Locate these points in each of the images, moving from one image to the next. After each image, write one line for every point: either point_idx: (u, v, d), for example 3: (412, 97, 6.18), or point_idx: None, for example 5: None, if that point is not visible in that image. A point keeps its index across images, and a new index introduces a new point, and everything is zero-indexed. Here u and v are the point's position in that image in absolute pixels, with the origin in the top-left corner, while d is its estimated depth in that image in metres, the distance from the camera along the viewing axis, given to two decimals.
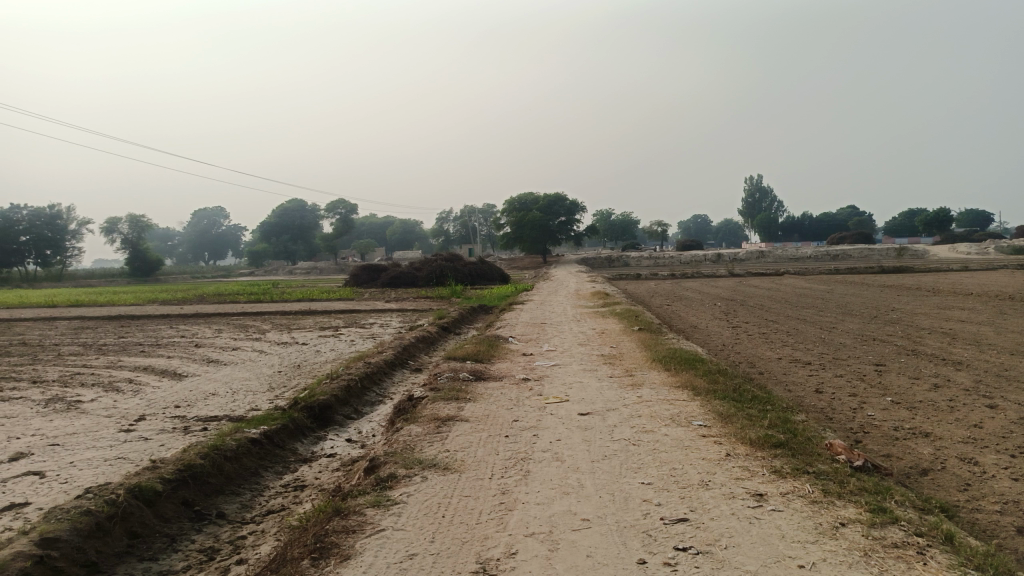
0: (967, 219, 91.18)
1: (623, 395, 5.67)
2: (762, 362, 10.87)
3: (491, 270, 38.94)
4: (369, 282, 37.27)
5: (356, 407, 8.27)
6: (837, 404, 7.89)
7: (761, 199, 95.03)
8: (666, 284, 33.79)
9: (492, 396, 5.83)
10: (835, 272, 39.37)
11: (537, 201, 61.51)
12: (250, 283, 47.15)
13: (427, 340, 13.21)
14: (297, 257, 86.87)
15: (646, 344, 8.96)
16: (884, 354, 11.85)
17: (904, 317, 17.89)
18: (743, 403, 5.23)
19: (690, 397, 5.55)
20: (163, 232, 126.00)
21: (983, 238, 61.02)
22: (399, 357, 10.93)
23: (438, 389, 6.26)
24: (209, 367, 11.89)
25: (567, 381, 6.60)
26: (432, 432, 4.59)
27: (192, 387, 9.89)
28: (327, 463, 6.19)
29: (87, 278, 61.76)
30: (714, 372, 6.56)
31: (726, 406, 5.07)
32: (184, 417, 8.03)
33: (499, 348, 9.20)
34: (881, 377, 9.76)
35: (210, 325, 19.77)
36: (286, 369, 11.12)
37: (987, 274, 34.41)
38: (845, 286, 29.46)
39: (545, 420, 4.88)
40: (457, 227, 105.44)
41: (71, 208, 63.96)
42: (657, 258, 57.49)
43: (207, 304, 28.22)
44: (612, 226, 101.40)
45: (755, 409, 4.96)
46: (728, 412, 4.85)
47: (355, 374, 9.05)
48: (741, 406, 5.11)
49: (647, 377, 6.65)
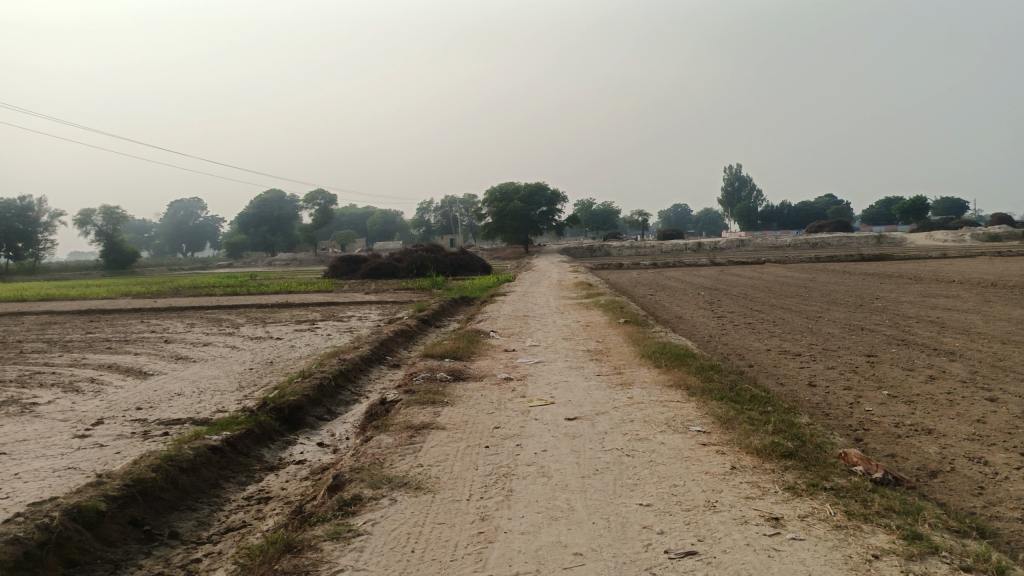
0: (944, 207, 91.90)
1: (613, 396, 5.28)
2: (751, 354, 10.53)
3: (473, 259, 38.44)
4: (349, 274, 36.67)
5: (329, 407, 7.84)
6: (832, 400, 7.55)
7: (742, 188, 95.19)
8: (649, 274, 33.57)
9: (472, 399, 5.40)
10: (816, 261, 39.30)
11: (518, 191, 61.05)
12: (228, 275, 46.40)
13: (406, 334, 12.77)
14: (277, 248, 85.74)
15: (634, 338, 8.58)
16: (874, 344, 11.58)
17: (890, 305, 17.67)
18: (742, 404, 4.86)
19: (685, 398, 5.16)
20: (139, 225, 124.06)
21: (961, 225, 61.49)
22: (376, 353, 10.49)
23: (413, 391, 5.82)
24: (177, 365, 11.34)
25: (551, 380, 6.21)
26: (405, 443, 4.16)
27: (156, 388, 9.36)
28: (295, 472, 5.76)
29: (60, 271, 60.41)
30: (708, 368, 6.20)
31: (726, 408, 4.71)
32: (145, 420, 7.53)
33: (479, 343, 8.78)
34: (874, 369, 9.46)
35: (183, 319, 19.10)
36: (257, 367, 10.61)
37: (966, 261, 34.44)
38: (828, 275, 29.35)
39: (529, 427, 4.48)
40: (437, 216, 104.58)
41: (43, 200, 62.55)
42: (639, 247, 57.22)
43: (181, 297, 27.51)
44: (594, 215, 101.22)
45: (757, 411, 4.61)
46: (729, 414, 4.49)
47: (328, 372, 8.61)
48: (741, 407, 4.75)
49: (637, 375, 6.26)
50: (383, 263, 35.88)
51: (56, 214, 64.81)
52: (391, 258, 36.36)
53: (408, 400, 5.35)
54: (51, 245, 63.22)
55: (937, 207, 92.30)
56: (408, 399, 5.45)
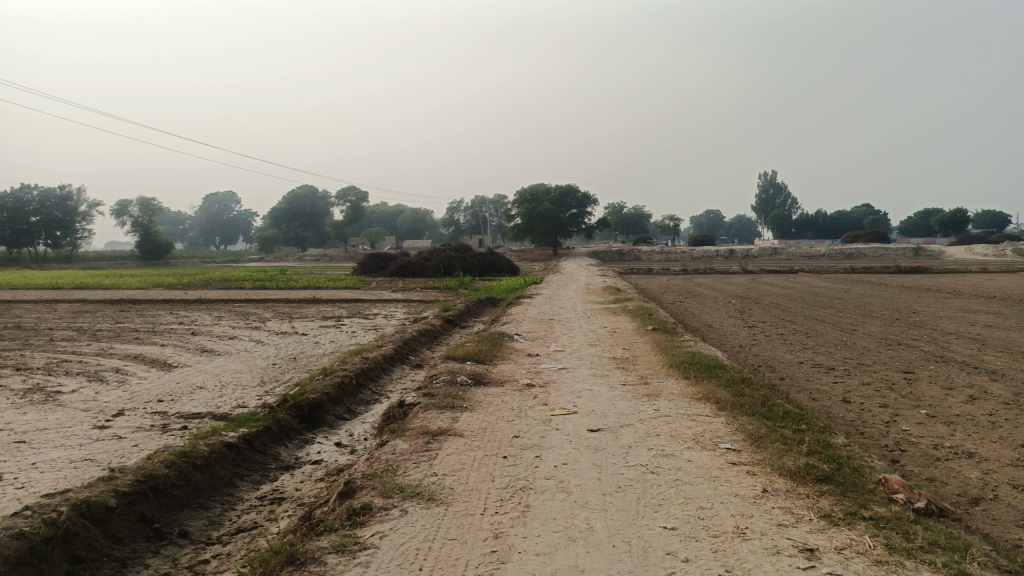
0: (985, 220, 89.73)
1: (639, 408, 5.09)
2: (782, 366, 10.23)
3: (501, 261, 38.33)
4: (377, 271, 36.77)
5: (349, 407, 7.74)
6: (867, 418, 7.25)
7: (775, 196, 93.87)
8: (678, 280, 33.16)
9: (492, 406, 5.25)
10: (850, 272, 38.51)
11: (549, 193, 60.83)
12: (258, 269, 46.80)
13: (430, 334, 12.65)
14: (307, 244, 86.45)
15: (661, 347, 8.37)
16: (910, 360, 11.20)
17: (928, 320, 17.15)
18: (775, 422, 4.63)
19: (714, 413, 4.95)
20: (174, 217, 126.10)
21: (1001, 240, 59.86)
22: (399, 352, 10.39)
23: (432, 395, 5.68)
24: (202, 357, 11.35)
25: (575, 388, 6.03)
26: (420, 450, 4.03)
27: (180, 380, 9.35)
28: (310, 472, 5.65)
29: (97, 260, 61.48)
30: (738, 381, 5.97)
31: (757, 425, 4.50)
32: (166, 413, 7.50)
33: (503, 347, 8.62)
34: (911, 386, 9.12)
35: (211, 312, 19.25)
36: (280, 363, 10.57)
37: (1007, 277, 33.44)
38: (863, 287, 28.69)
39: (549, 438, 4.31)
40: (467, 216, 104.75)
41: (82, 190, 63.74)
42: (668, 253, 56.65)
43: (211, 290, 27.76)
44: (623, 219, 100.66)
45: (790, 430, 4.39)
46: (761, 432, 4.28)
47: (350, 371, 8.52)
48: (773, 425, 4.53)
49: (664, 386, 6.05)
50: (411, 262, 35.92)
51: (94, 203, 66.09)
52: (419, 257, 36.40)
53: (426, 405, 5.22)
54: (88, 233, 64.40)
55: (977, 220, 90.17)
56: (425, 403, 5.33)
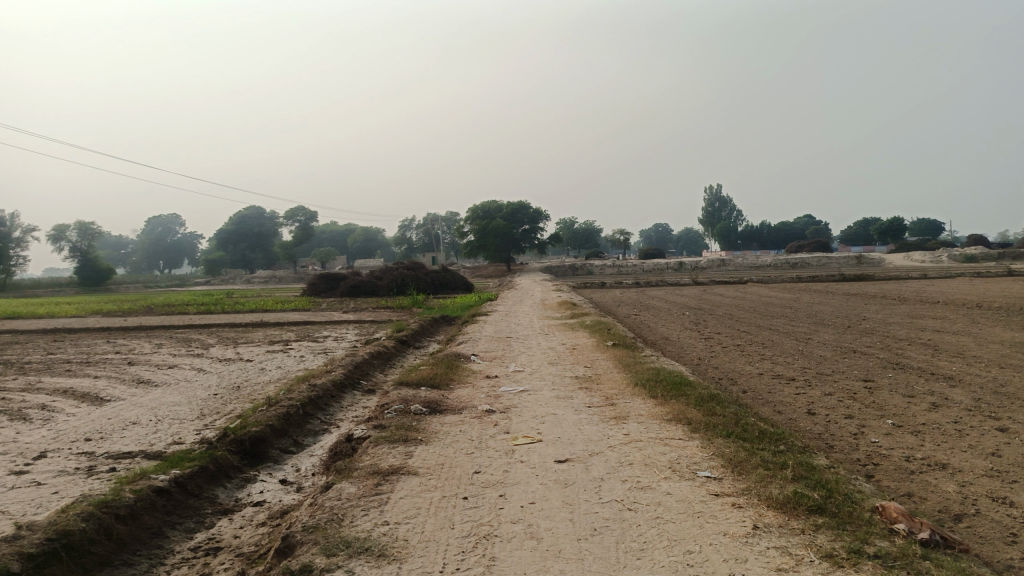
0: (921, 228, 92.92)
1: (608, 433, 4.76)
2: (744, 379, 10.06)
3: (454, 278, 37.90)
4: (327, 292, 35.94)
5: (295, 439, 7.24)
6: (834, 430, 7.08)
7: (722, 208, 95.70)
8: (632, 293, 33.25)
9: (449, 436, 4.85)
10: (798, 281, 39.19)
11: (500, 209, 60.71)
12: (203, 293, 45.39)
13: (382, 356, 12.17)
14: (255, 266, 84.52)
15: (624, 364, 8.08)
16: (869, 368, 11.18)
17: (879, 327, 17.33)
18: (752, 443, 4.36)
19: (687, 435, 4.65)
20: (115, 241, 122.23)
21: (937, 246, 61.98)
22: (349, 377, 9.90)
23: (384, 427, 5.25)
24: (138, 389, 10.64)
25: (538, 412, 5.68)
26: (369, 493, 3.62)
27: (111, 416, 8.67)
28: (251, 516, 5.15)
29: (32, 288, 58.91)
30: (707, 399, 5.70)
31: (736, 448, 4.21)
32: (92, 453, 6.87)
33: (459, 370, 8.21)
34: (873, 395, 9.04)
35: (150, 340, 18.32)
36: (223, 392, 9.97)
37: (946, 282, 34.42)
38: (812, 295, 29.10)
39: (513, 472, 3.95)
40: (419, 234, 104.01)
41: (16, 216, 61.16)
42: (620, 266, 56.93)
43: (153, 316, 26.60)
44: (575, 234, 101.18)
45: (770, 451, 4.12)
46: (741, 457, 4.01)
47: (296, 400, 8.01)
48: (752, 447, 4.26)
49: (631, 407, 5.74)
50: (362, 281, 35.19)
51: (28, 229, 63.43)
52: (371, 276, 35.71)
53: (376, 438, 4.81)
54: (22, 260, 61.69)
55: (914, 228, 93.35)
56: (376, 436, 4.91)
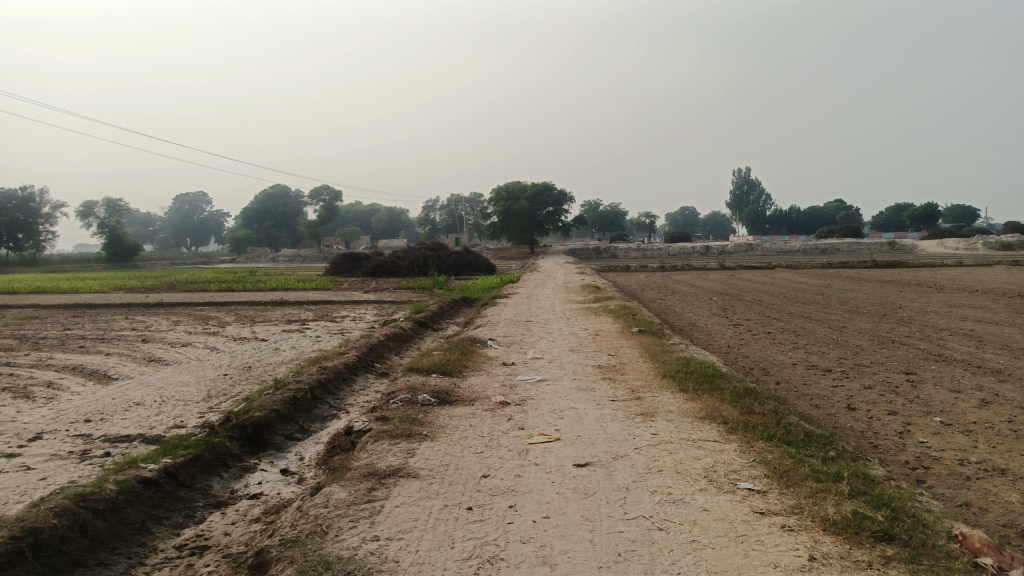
0: (956, 214, 90.54)
1: (634, 431, 4.32)
2: (776, 369, 9.53)
3: (477, 259, 37.48)
4: (349, 271, 35.76)
5: (301, 425, 6.88)
6: (877, 429, 6.53)
7: (749, 192, 94.17)
8: (657, 277, 32.65)
9: (458, 431, 4.45)
10: (827, 267, 38.16)
11: (525, 190, 60.06)
12: (227, 271, 45.42)
13: (399, 338, 11.79)
14: (280, 244, 84.85)
15: (650, 352, 7.60)
16: (909, 360, 10.57)
17: (916, 316, 16.60)
18: (798, 448, 3.90)
19: (722, 437, 4.19)
20: (143, 219, 123.60)
21: (973, 233, 60.35)
22: (363, 359, 9.52)
23: (387, 419, 4.85)
24: (147, 368, 10.36)
25: (556, 406, 5.23)
26: (359, 504, 3.26)
27: (116, 395, 8.38)
28: (246, 510, 4.78)
29: (62, 263, 59.62)
30: (743, 395, 5.21)
31: (780, 456, 3.76)
32: (89, 436, 6.55)
33: (474, 356, 7.77)
34: (916, 389, 8.45)
35: (169, 317, 18.14)
36: (233, 373, 9.66)
37: (983, 270, 33.30)
38: (843, 282, 28.21)
39: (527, 477, 3.55)
40: (444, 215, 103.74)
41: (45, 192, 61.88)
42: (645, 250, 56.15)
43: (174, 293, 26.54)
44: (600, 216, 100.27)
45: (820, 459, 3.66)
46: (788, 467, 3.57)
47: (304, 384, 7.64)
48: (800, 453, 3.80)
49: (659, 402, 5.25)
50: (385, 262, 34.92)
51: (58, 205, 64.19)
52: (394, 257, 35.43)
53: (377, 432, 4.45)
54: (52, 236, 62.58)
55: (948, 214, 91.04)
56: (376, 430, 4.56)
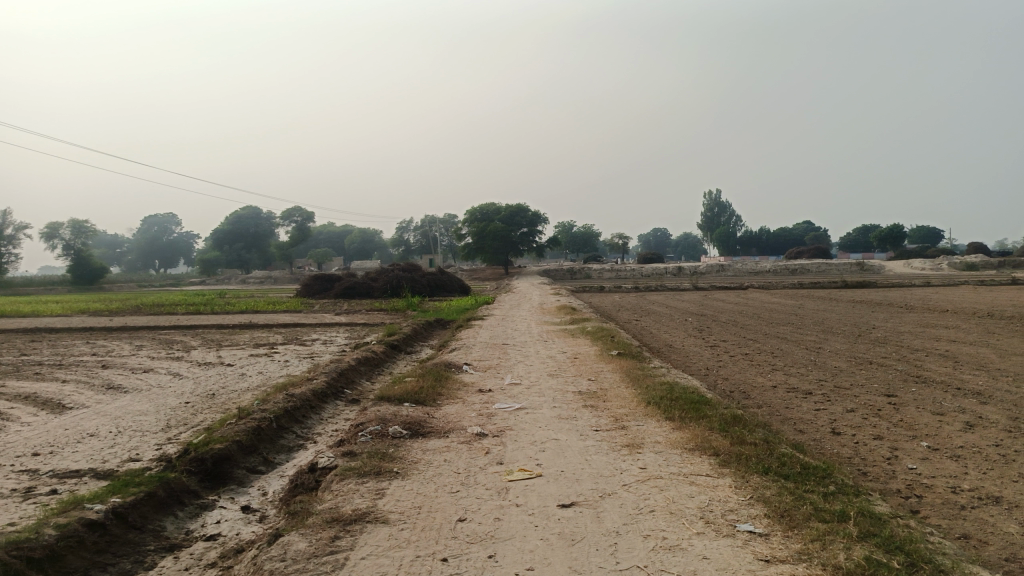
0: (921, 234, 92.28)
1: (620, 465, 4.10)
2: (757, 392, 9.36)
3: (451, 280, 37.16)
4: (321, 293, 35.22)
5: (266, 457, 6.51)
6: (865, 455, 6.36)
7: (721, 214, 95.24)
8: (632, 298, 32.60)
9: (431, 468, 4.18)
10: (799, 287, 38.42)
11: (499, 211, 60.00)
12: (196, 293, 44.54)
13: (370, 362, 11.42)
14: (251, 266, 83.70)
15: (632, 377, 7.38)
16: (888, 381, 10.47)
17: (891, 336, 16.61)
18: (795, 484, 3.72)
19: (714, 471, 4.00)
20: (111, 240, 121.53)
21: (938, 254, 61.46)
22: (333, 385, 9.17)
23: (356, 454, 4.55)
24: (105, 396, 9.86)
25: (536, 436, 4.98)
26: (321, 558, 2.99)
27: (69, 426, 7.91)
28: (202, 553, 4.42)
29: (24, 285, 58.12)
30: (731, 422, 5.01)
31: (777, 495, 3.58)
32: (36, 471, 6.12)
33: (449, 382, 7.47)
34: (899, 412, 8.31)
35: (132, 341, 17.51)
36: (195, 401, 9.23)
37: (951, 291, 33.73)
38: (816, 302, 28.36)
39: (509, 522, 3.33)
40: (417, 236, 103.21)
41: (8, 213, 60.51)
42: (618, 271, 56.23)
43: (139, 316, 25.81)
44: (574, 237, 100.61)
45: (821, 498, 3.48)
46: (788, 508, 3.38)
47: (269, 413, 7.27)
48: (798, 491, 3.62)
49: (644, 432, 5.03)
50: (358, 283, 34.43)
51: (21, 226, 62.53)
52: (366, 278, 34.96)
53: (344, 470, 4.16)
54: (14, 258, 61.11)
55: (913, 235, 92.78)
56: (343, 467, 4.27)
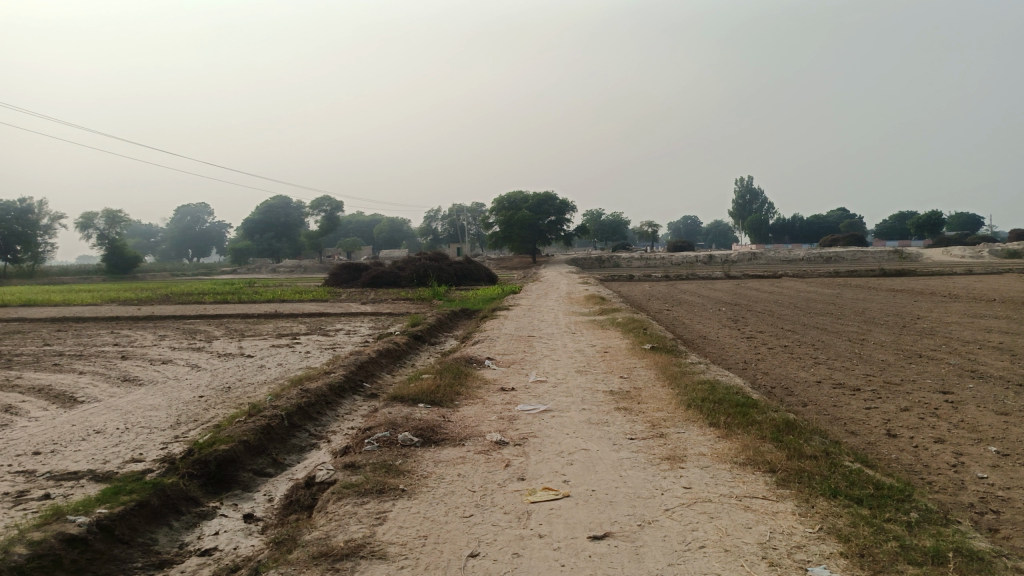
0: (960, 221, 89.67)
1: (660, 488, 3.68)
2: (800, 388, 8.72)
3: (478, 269, 36.78)
4: (349, 281, 35.00)
5: (274, 458, 6.09)
6: (927, 463, 5.73)
7: (752, 201, 93.56)
8: (662, 287, 31.80)
9: (444, 489, 3.78)
10: (835, 276, 37.30)
11: (527, 199, 59.37)
12: (226, 282, 44.67)
13: (392, 354, 10.97)
14: (280, 255, 84.06)
15: (667, 375, 6.83)
16: (942, 377, 9.73)
17: (938, 327, 15.78)
18: (868, 515, 3.27)
19: (769, 495, 3.56)
20: (144, 230, 123.20)
21: (978, 241, 59.52)
22: (351, 379, 8.74)
23: (361, 468, 4.14)
24: (118, 390, 9.54)
25: (563, 447, 4.53)
26: None
27: (76, 422, 7.58)
28: (193, 571, 4.01)
29: (60, 274, 58.92)
30: (784, 432, 4.49)
31: (849, 528, 3.16)
32: (32, 473, 5.78)
33: (469, 379, 6.99)
34: (959, 412, 7.63)
35: (156, 331, 17.32)
36: (208, 395, 8.87)
37: (994, 279, 32.37)
38: (853, 291, 27.36)
39: (531, 558, 2.94)
40: (445, 225, 102.95)
41: (43, 203, 61.36)
42: (647, 259, 55.32)
43: (167, 305, 25.73)
44: (602, 226, 99.72)
45: (905, 539, 3.03)
46: (866, 550, 2.95)
47: (280, 410, 6.85)
48: (875, 525, 3.20)
49: (685, 440, 4.56)
50: (385, 272, 34.18)
51: (57, 215, 63.54)
52: (393, 267, 34.67)
53: (343, 489, 3.81)
54: (51, 248, 62.03)
55: (952, 221, 90.19)
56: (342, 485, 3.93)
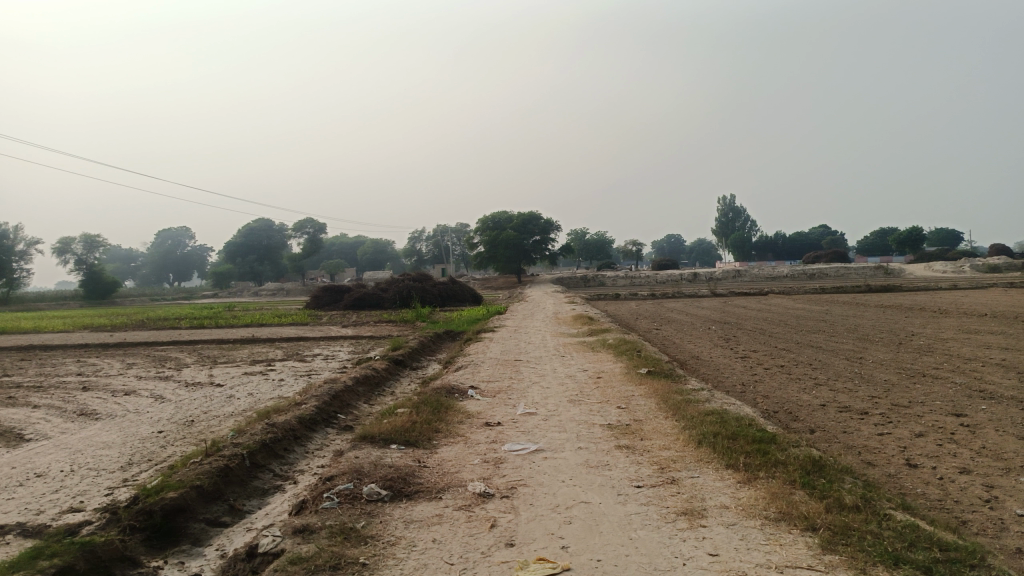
0: (941, 236, 90.27)
1: (685, 558, 3.23)
2: (805, 413, 8.15)
3: (463, 290, 36.14)
4: (330, 304, 34.25)
5: (233, 504, 5.44)
6: (958, 497, 5.17)
7: (735, 219, 93.82)
8: (650, 305, 31.35)
9: (420, 565, 3.23)
10: (821, 292, 37.02)
11: (511, 219, 59.00)
12: (206, 306, 43.70)
13: (370, 381, 10.31)
14: (262, 278, 82.89)
15: (667, 406, 6.28)
16: (951, 397, 9.21)
17: (935, 344, 15.33)
18: None
19: (812, 568, 3.12)
20: (125, 254, 121.58)
21: (960, 255, 59.67)
22: (323, 410, 8.08)
23: (319, 535, 3.56)
24: (71, 425, 8.80)
25: (558, 500, 4.03)
26: None
27: (17, 464, 6.86)
28: None
29: (37, 301, 57.58)
30: (816, 483, 4.06)
31: None
32: None
33: (449, 413, 6.38)
34: (978, 437, 7.08)
35: (124, 358, 16.52)
36: (168, 430, 8.16)
37: (980, 293, 32.15)
38: (842, 307, 26.97)
39: None
40: (429, 246, 102.36)
41: (20, 227, 60.15)
42: (633, 277, 54.89)
43: (140, 332, 24.83)
44: (587, 246, 99.58)
45: None
46: None
47: (242, 449, 6.19)
48: None
49: (704, 493, 4.12)
50: (367, 294, 33.43)
51: (32, 241, 62.30)
52: (376, 289, 33.95)
53: (291, 566, 3.24)
54: (27, 274, 60.82)
55: (933, 236, 90.63)
56: (291, 560, 3.35)
